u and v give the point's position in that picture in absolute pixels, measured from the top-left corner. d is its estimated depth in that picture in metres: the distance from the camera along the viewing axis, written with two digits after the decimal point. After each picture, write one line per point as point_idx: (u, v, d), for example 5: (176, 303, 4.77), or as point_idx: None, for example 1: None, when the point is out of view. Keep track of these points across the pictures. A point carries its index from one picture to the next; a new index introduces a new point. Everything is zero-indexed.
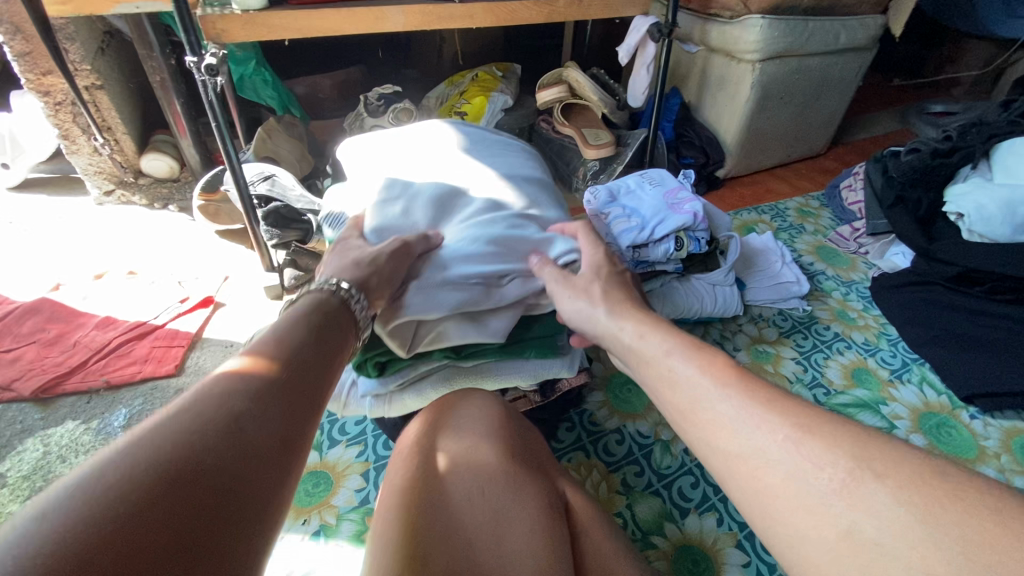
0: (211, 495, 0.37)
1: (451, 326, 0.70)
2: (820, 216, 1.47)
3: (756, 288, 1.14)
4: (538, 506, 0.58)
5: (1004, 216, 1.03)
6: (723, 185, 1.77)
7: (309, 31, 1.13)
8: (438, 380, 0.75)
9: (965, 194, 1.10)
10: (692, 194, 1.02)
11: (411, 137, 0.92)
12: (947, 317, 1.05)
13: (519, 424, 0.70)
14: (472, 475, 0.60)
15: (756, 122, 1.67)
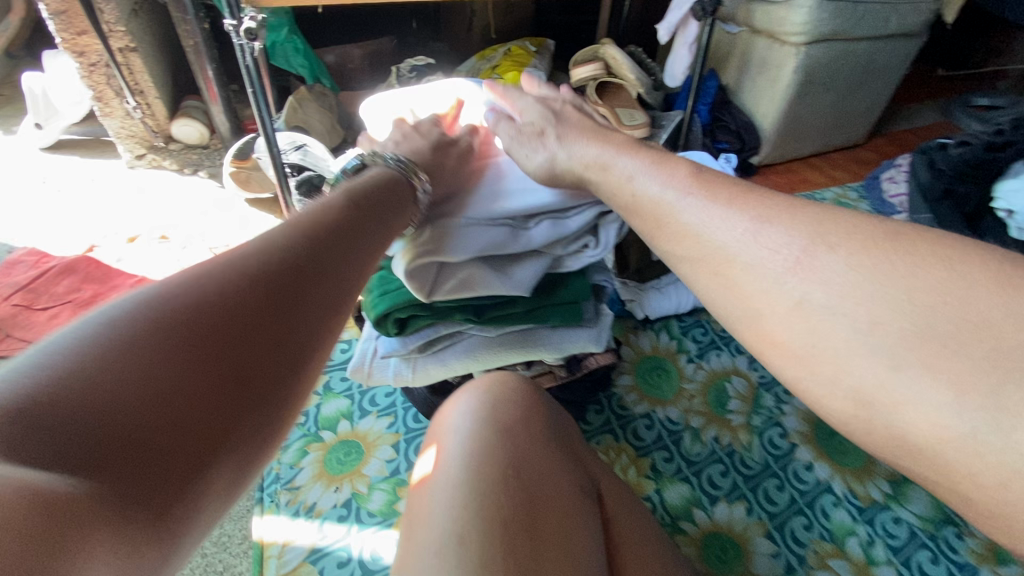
0: (243, 342, 0.37)
1: (474, 272, 0.65)
2: (858, 208, 1.42)
3: None
4: (572, 494, 0.57)
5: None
6: (757, 173, 1.73)
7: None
8: (461, 347, 0.75)
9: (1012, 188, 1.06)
10: (733, 179, 0.99)
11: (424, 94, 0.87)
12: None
13: (550, 405, 0.68)
14: (511, 453, 0.57)
15: (795, 108, 1.62)
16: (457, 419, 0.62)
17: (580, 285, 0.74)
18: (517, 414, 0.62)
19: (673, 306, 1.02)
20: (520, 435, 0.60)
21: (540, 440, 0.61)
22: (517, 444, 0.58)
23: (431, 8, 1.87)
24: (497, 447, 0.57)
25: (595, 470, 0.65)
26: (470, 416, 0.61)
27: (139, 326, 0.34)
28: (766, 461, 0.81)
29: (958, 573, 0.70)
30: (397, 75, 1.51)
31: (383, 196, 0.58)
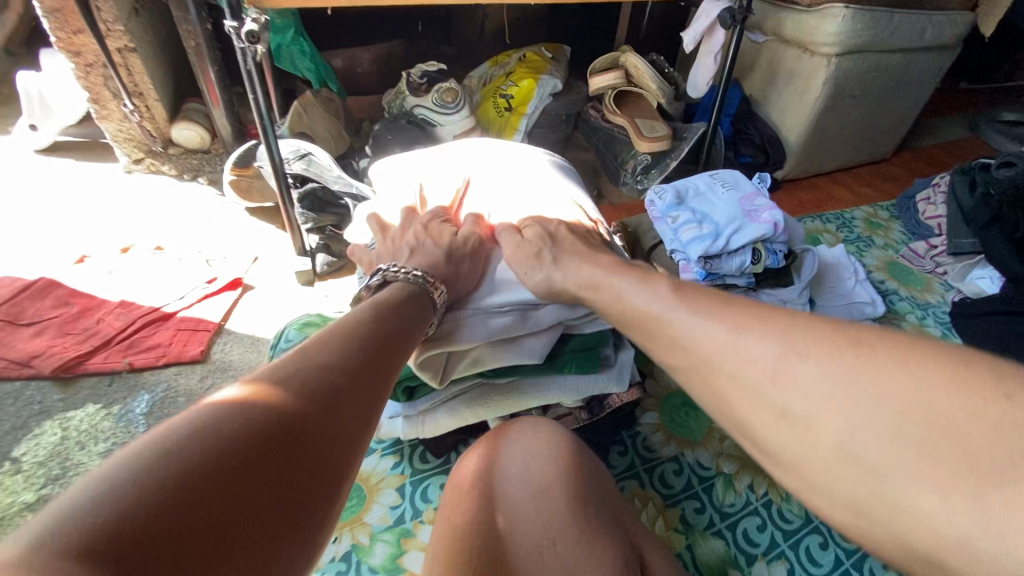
0: (297, 465, 0.34)
1: (484, 356, 0.64)
2: (891, 229, 1.35)
3: (828, 305, 1.03)
4: (611, 568, 0.48)
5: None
6: (781, 188, 1.66)
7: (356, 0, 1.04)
8: (468, 398, 0.67)
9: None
10: (769, 201, 0.92)
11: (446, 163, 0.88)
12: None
13: (583, 457, 0.59)
14: (536, 527, 0.50)
15: (823, 122, 1.55)
16: (475, 475, 0.57)
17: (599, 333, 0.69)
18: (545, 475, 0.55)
19: None
20: (548, 499, 0.52)
21: (573, 503, 0.52)
22: (542, 513, 0.51)
23: (443, 12, 1.80)
24: (517, 512, 0.52)
25: (638, 534, 0.55)
26: (489, 471, 0.56)
27: (198, 452, 0.30)
28: (808, 513, 0.74)
29: None
30: (407, 81, 1.45)
31: (407, 310, 0.56)
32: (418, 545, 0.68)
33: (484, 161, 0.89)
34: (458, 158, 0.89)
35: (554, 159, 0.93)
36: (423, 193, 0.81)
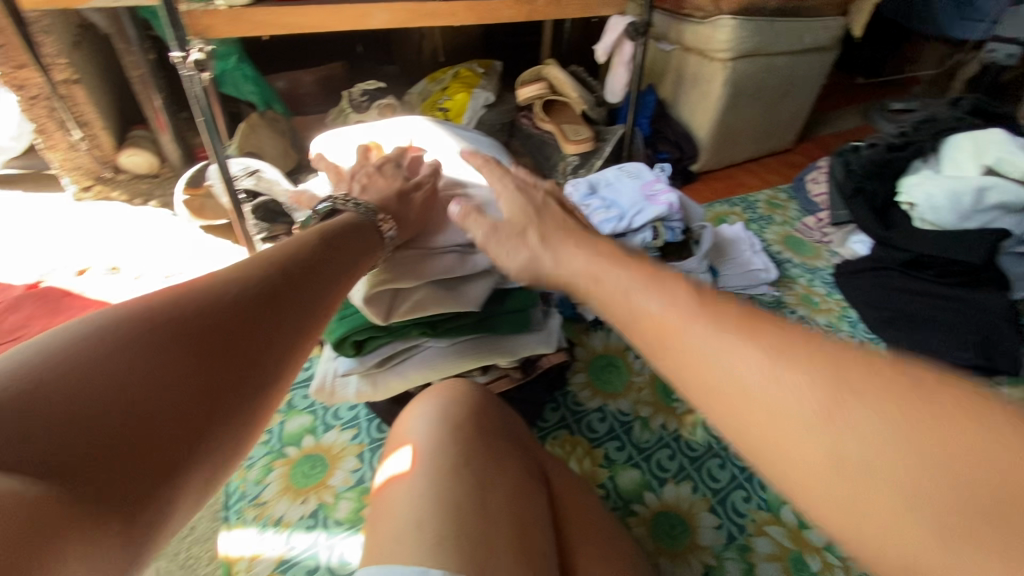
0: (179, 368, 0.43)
1: (426, 295, 0.73)
2: (788, 207, 1.55)
3: (729, 275, 1.22)
4: (520, 474, 0.64)
5: (951, 207, 1.12)
6: (698, 179, 1.86)
7: (292, 28, 1.15)
8: (419, 359, 0.79)
9: (921, 187, 1.16)
10: (668, 186, 1.08)
11: (382, 134, 0.96)
12: (900, 303, 1.14)
13: (497, 404, 0.75)
14: (463, 449, 0.63)
15: (727, 118, 1.75)
16: (419, 421, 0.67)
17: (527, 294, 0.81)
18: (474, 417, 0.68)
19: None
20: (476, 432, 0.66)
21: (494, 432, 0.68)
22: (466, 438, 0.64)
23: (381, 35, 1.92)
24: (455, 446, 0.63)
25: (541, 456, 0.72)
26: (432, 420, 0.67)
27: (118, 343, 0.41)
28: (710, 443, 0.88)
29: None
30: (349, 99, 1.55)
31: (350, 242, 0.64)
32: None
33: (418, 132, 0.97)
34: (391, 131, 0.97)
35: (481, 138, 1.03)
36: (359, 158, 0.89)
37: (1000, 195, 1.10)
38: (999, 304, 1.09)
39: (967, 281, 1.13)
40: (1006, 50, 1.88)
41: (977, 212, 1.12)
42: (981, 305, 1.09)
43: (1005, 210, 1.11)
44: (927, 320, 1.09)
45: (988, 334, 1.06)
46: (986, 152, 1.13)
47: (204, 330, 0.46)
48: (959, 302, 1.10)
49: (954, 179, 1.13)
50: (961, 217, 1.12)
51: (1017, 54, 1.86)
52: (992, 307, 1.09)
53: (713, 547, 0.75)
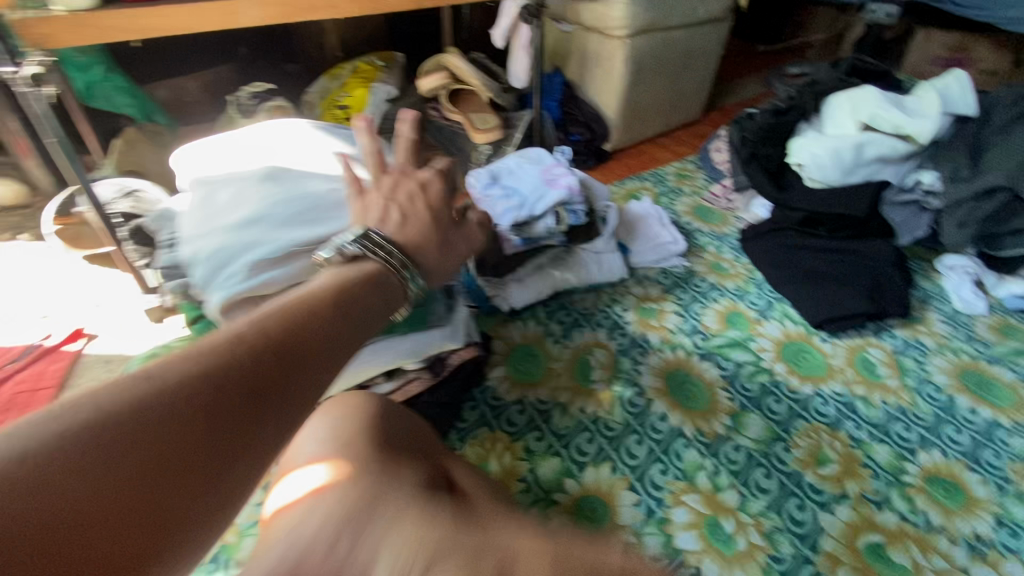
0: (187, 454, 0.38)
1: (295, 297, 0.65)
2: (696, 178, 1.61)
3: (640, 251, 1.25)
4: (418, 481, 0.58)
5: (835, 163, 1.16)
6: (612, 158, 1.88)
7: (151, 31, 1.03)
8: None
9: (807, 146, 1.20)
10: (568, 170, 1.07)
11: (246, 137, 0.83)
12: (799, 261, 1.20)
13: (392, 412, 0.70)
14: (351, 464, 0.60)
15: (633, 95, 1.77)
16: (306, 445, 0.64)
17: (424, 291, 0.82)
18: (359, 424, 0.65)
19: (532, 294, 1.08)
20: (363, 442, 0.61)
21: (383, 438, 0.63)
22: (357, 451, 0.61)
23: (270, 31, 1.80)
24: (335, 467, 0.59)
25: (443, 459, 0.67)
26: (318, 440, 0.63)
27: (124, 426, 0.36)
28: (627, 421, 0.90)
29: (786, 482, 0.81)
30: (237, 104, 1.44)
31: (369, 301, 0.51)
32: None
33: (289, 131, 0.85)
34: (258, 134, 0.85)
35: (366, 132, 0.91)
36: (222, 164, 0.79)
37: (877, 149, 1.16)
38: (884, 252, 1.16)
39: (855, 234, 1.20)
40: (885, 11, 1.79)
41: (858, 167, 1.18)
42: (867, 256, 1.17)
43: (882, 163, 1.18)
44: (824, 275, 1.15)
45: (878, 281, 1.13)
46: (861, 110, 1.18)
47: (182, 418, 0.38)
48: (848, 255, 1.17)
49: (835, 137, 1.18)
50: (843, 173, 1.17)
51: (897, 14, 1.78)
52: (878, 256, 1.16)
53: (632, 524, 0.76)
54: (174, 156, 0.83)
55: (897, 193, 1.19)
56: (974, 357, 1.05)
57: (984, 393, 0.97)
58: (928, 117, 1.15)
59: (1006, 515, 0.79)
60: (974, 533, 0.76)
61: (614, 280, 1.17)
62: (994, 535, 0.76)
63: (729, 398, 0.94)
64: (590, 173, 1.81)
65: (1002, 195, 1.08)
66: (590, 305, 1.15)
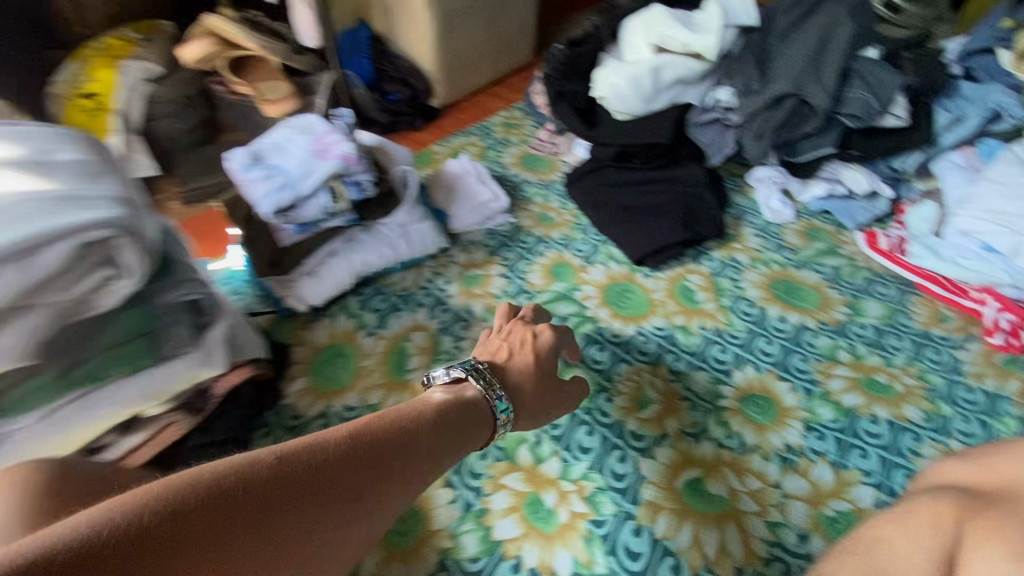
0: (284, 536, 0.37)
1: None
2: (522, 125, 1.53)
3: (461, 214, 1.15)
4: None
5: (635, 92, 1.13)
6: (441, 115, 1.75)
7: None
8: (1, 448, 0.62)
9: (607, 77, 1.15)
10: (343, 135, 0.92)
11: None
12: (620, 197, 1.17)
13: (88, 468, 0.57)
14: None
15: (447, 44, 1.63)
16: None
17: (140, 314, 0.65)
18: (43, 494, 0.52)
19: (333, 286, 0.93)
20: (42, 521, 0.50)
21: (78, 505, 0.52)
22: None
23: None
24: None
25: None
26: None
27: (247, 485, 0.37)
28: None
29: (608, 436, 0.77)
30: None
31: (461, 423, 0.57)
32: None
33: None
34: None
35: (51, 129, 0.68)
36: None
37: (673, 71, 1.13)
38: (696, 175, 1.16)
39: (668, 162, 1.19)
40: None
41: (659, 91, 1.15)
42: (681, 182, 1.16)
43: (681, 84, 1.16)
44: (643, 209, 1.13)
45: (692, 206, 1.13)
46: (652, 29, 1.13)
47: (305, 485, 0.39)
48: (664, 184, 1.16)
49: (632, 64, 1.13)
50: (646, 100, 1.14)
51: None
52: (691, 180, 1.16)
53: (448, 526, 0.69)
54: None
55: (700, 113, 1.19)
56: (783, 264, 1.08)
57: (792, 300, 1.00)
58: (712, 31, 1.14)
59: (813, 419, 0.80)
60: (785, 444, 0.77)
61: (430, 253, 1.05)
62: (804, 442, 0.77)
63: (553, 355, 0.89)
64: (418, 135, 1.66)
65: (790, 102, 1.10)
66: (409, 283, 1.02)
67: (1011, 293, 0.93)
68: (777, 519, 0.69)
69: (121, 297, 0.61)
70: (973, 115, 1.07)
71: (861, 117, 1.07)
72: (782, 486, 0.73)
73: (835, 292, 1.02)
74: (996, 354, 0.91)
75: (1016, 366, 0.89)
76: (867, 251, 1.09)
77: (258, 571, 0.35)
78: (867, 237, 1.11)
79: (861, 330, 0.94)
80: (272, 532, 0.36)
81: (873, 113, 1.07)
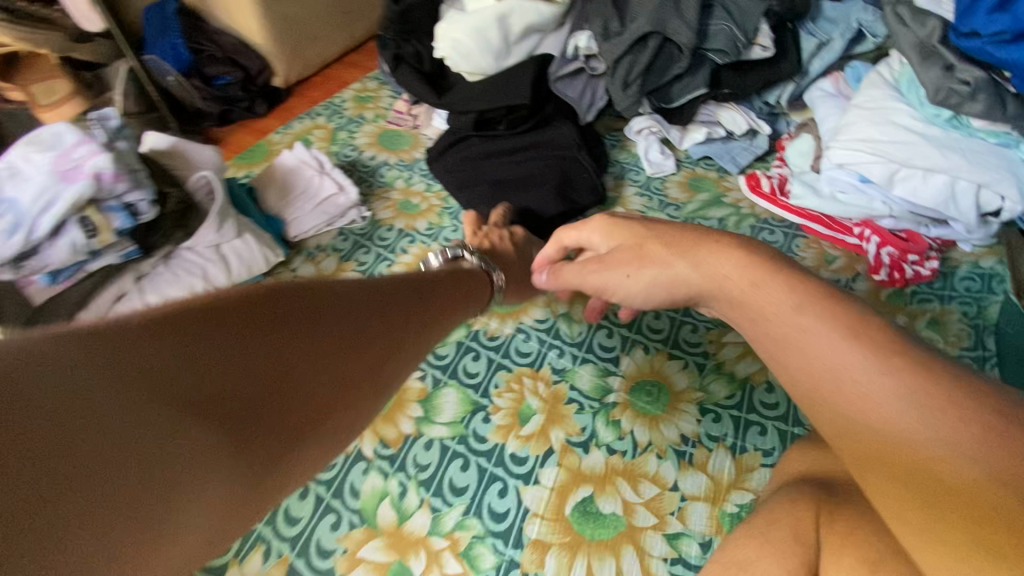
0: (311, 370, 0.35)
1: None
2: (379, 97, 1.33)
3: (300, 216, 0.97)
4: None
5: (480, 50, 0.99)
6: (289, 95, 1.50)
7: None
8: None
9: (449, 31, 0.99)
10: (100, 145, 0.71)
11: None
12: (486, 172, 1.02)
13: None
14: None
15: (274, 9, 1.38)
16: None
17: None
18: None
19: None
20: None
21: None
22: None
23: None
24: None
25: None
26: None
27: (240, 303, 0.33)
28: None
29: (484, 467, 0.66)
30: None
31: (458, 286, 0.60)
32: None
33: None
34: None
35: None
36: None
37: (521, 19, 0.98)
38: (568, 135, 1.03)
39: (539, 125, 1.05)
40: None
41: (509, 43, 1.01)
42: (553, 146, 1.03)
43: (534, 32, 1.02)
44: (513, 182, 1.00)
45: (566, 172, 1.00)
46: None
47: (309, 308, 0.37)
48: (536, 151, 1.03)
49: (473, 16, 0.98)
50: (494, 55, 1.00)
51: None
52: (563, 141, 1.03)
53: None
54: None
55: (561, 65, 1.04)
56: None
57: None
58: None
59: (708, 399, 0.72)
60: (680, 436, 0.69)
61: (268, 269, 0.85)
62: (699, 429, 0.69)
63: (419, 377, 0.75)
64: (262, 123, 1.43)
65: (654, 41, 0.98)
66: None
67: (889, 225, 0.89)
68: (676, 528, 0.61)
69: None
70: (838, 38, 1.01)
71: (729, 51, 0.98)
72: (679, 486, 0.65)
73: None
74: (882, 291, 0.87)
75: (902, 300, 0.85)
76: (750, 197, 1.02)
77: (308, 373, 0.34)
78: (748, 180, 1.03)
79: None
80: (317, 344, 0.36)
81: (738, 46, 0.97)
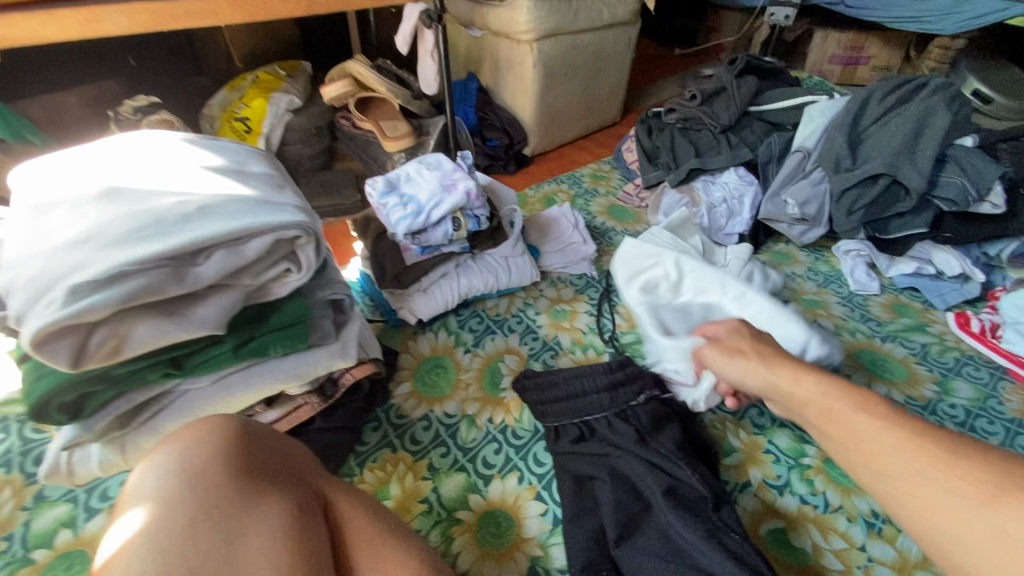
0: None
1: (137, 329, 0.60)
2: (610, 178, 1.64)
3: (550, 254, 1.24)
4: (284, 510, 0.52)
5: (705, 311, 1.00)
6: (533, 162, 1.87)
7: (15, 42, 0.99)
8: (176, 404, 0.71)
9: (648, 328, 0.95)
10: (468, 174, 1.03)
11: (122, 150, 0.79)
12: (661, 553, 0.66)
13: (265, 432, 0.61)
14: (201, 497, 0.51)
15: (547, 98, 1.78)
16: (148, 478, 0.53)
17: (301, 304, 0.75)
18: (240, 444, 0.57)
19: (442, 304, 1.03)
20: (238, 464, 0.55)
21: (258, 459, 0.57)
22: (200, 477, 0.52)
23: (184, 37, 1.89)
24: (190, 501, 0.50)
25: (325, 483, 0.61)
26: (166, 470, 0.53)
27: None
28: (536, 426, 0.88)
29: None
30: (116, 118, 1.36)
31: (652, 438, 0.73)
32: (93, 545, 0.71)
33: (145, 151, 0.78)
34: (112, 153, 0.78)
35: (193, 137, 0.85)
36: (57, 183, 0.72)
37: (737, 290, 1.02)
38: (627, 430, 0.79)
39: (618, 521, 0.70)
40: (784, 12, 1.97)
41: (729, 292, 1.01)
42: (656, 472, 0.74)
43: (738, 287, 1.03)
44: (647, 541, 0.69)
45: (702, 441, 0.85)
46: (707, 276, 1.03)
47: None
48: (648, 539, 0.68)
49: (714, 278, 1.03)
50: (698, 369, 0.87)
51: (795, 16, 1.96)
52: (659, 409, 0.83)
53: (538, 536, 0.75)
54: (10, 178, 0.77)
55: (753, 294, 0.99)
56: (869, 336, 1.09)
57: (878, 371, 1.01)
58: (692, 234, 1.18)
59: None
60: (870, 509, 0.78)
61: (525, 284, 1.13)
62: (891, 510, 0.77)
63: None
64: (510, 178, 1.79)
65: (883, 180, 1.14)
66: (503, 310, 1.11)
67: None
68: None
69: (289, 288, 0.72)
70: None
71: (957, 202, 1.10)
72: (867, 549, 0.73)
73: (923, 368, 1.02)
74: None
75: None
76: (957, 332, 1.08)
77: None
78: (957, 317, 1.10)
79: (950, 409, 0.94)
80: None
81: (969, 198, 1.09)
